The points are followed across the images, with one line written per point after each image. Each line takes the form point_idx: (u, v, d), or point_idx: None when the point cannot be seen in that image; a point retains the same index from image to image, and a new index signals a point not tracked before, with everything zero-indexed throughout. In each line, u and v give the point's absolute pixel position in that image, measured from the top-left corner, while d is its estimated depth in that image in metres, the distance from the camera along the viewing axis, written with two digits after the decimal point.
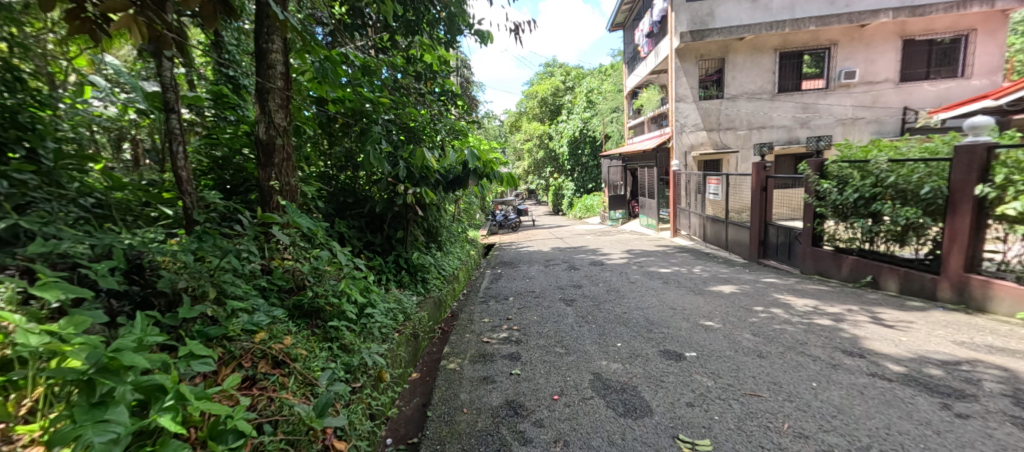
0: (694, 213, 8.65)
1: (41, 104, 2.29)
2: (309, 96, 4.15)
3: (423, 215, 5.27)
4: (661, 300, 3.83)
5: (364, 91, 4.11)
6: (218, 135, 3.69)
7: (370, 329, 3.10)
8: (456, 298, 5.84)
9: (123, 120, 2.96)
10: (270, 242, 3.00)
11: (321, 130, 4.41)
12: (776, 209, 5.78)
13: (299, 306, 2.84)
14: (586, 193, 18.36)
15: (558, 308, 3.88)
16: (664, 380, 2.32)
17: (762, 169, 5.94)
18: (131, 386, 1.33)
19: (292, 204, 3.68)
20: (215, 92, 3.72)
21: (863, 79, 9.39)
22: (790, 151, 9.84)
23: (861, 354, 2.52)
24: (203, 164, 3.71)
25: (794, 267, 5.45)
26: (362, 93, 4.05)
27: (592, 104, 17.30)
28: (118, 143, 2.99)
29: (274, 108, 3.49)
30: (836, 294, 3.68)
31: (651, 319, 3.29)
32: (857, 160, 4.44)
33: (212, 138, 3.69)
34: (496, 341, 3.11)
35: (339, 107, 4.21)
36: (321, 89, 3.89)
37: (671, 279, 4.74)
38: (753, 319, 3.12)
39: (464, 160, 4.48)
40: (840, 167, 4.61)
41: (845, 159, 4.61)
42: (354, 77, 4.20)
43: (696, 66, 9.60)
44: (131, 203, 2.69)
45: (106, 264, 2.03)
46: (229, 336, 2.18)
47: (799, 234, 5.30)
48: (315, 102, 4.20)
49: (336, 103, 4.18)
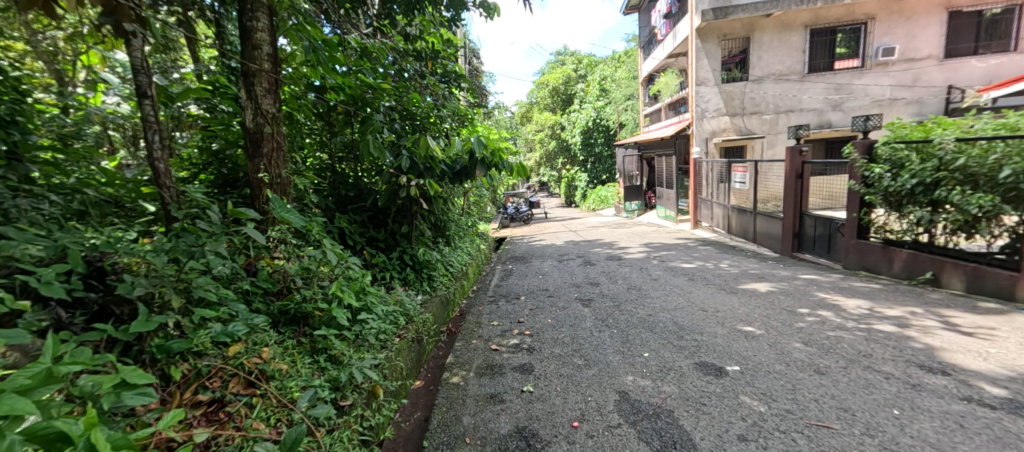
0: (716, 203, 8.17)
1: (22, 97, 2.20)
2: (308, 83, 3.86)
3: (430, 208, 4.94)
4: (689, 300, 3.44)
5: (366, 77, 3.88)
6: (216, 129, 3.46)
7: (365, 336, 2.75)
8: (465, 296, 5.50)
9: (133, 117, 2.80)
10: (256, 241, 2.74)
11: (320, 121, 4.17)
12: (811, 198, 5.34)
13: (284, 312, 2.55)
14: (600, 184, 17.90)
15: (574, 309, 3.51)
16: (704, 403, 1.95)
17: (797, 155, 5.44)
18: (21, 436, 0.99)
19: (283, 198, 3.39)
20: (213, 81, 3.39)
21: (903, 56, 8.75)
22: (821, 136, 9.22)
23: (946, 372, 2.12)
24: (198, 157, 3.49)
25: (833, 262, 5.00)
26: (364, 80, 3.80)
27: (605, 92, 16.81)
28: (132, 140, 2.83)
29: (260, 93, 3.19)
30: (894, 294, 3.23)
31: (680, 323, 2.92)
32: (916, 140, 3.94)
33: (209, 130, 3.44)
34: (505, 349, 2.77)
35: (338, 95, 3.94)
36: (317, 74, 3.60)
37: (698, 276, 4.32)
38: (799, 324, 2.71)
39: (471, 148, 4.15)
40: (893, 148, 4.12)
41: (899, 139, 4.12)
42: (355, 64, 3.89)
43: (718, 46, 9.05)
44: (123, 199, 2.53)
45: (55, 268, 1.76)
46: (196, 351, 1.92)
47: (841, 226, 4.81)
48: (314, 90, 3.93)
49: (335, 90, 3.92)
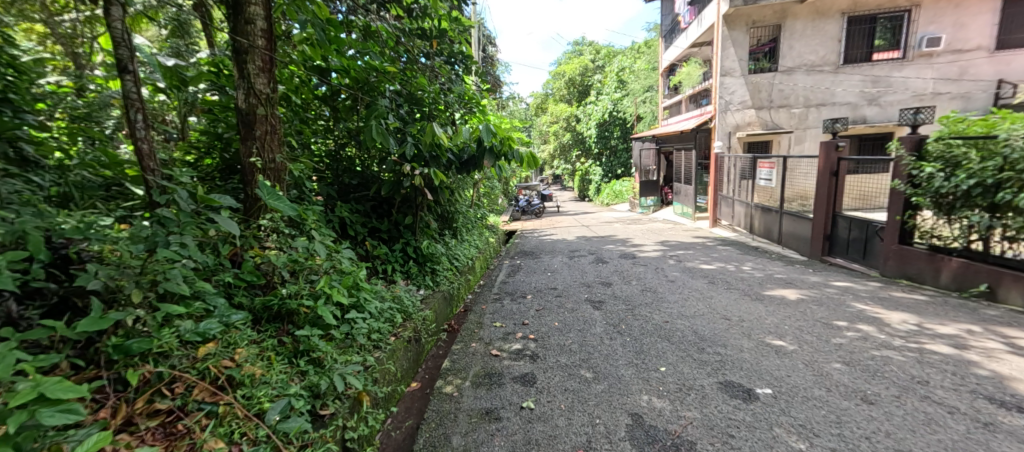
0: (738, 201, 7.78)
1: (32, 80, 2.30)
2: (312, 67, 3.68)
3: (436, 198, 4.69)
4: (711, 307, 3.14)
5: (371, 60, 3.68)
6: (218, 112, 3.28)
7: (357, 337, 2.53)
8: (470, 292, 5.26)
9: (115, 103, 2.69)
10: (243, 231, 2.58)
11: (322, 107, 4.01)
12: (847, 198, 4.97)
13: (267, 308, 2.35)
14: (615, 178, 17.46)
15: (583, 312, 3.26)
16: (731, 435, 1.69)
17: (832, 150, 5.08)
18: None
19: (278, 185, 3.17)
20: (216, 63, 3.25)
21: (949, 47, 8.19)
22: (856, 132, 8.72)
23: (1022, 407, 1.81)
24: (203, 142, 3.26)
25: (869, 269, 4.63)
26: (369, 63, 3.61)
27: (624, 84, 16.37)
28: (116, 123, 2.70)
29: (253, 72, 2.98)
30: (946, 308, 2.88)
31: (700, 333, 2.64)
32: (976, 136, 3.55)
33: (213, 113, 3.27)
34: (506, 356, 2.53)
35: (342, 77, 3.74)
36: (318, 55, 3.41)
37: (719, 279, 4.01)
38: (838, 340, 2.41)
39: (479, 136, 3.91)
40: (949, 144, 3.73)
41: (956, 134, 3.73)
42: (362, 48, 3.76)
43: (746, 35, 8.59)
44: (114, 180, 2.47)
45: (13, 255, 1.55)
46: (162, 352, 1.74)
47: (881, 230, 4.44)
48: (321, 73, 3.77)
49: (341, 75, 3.75)
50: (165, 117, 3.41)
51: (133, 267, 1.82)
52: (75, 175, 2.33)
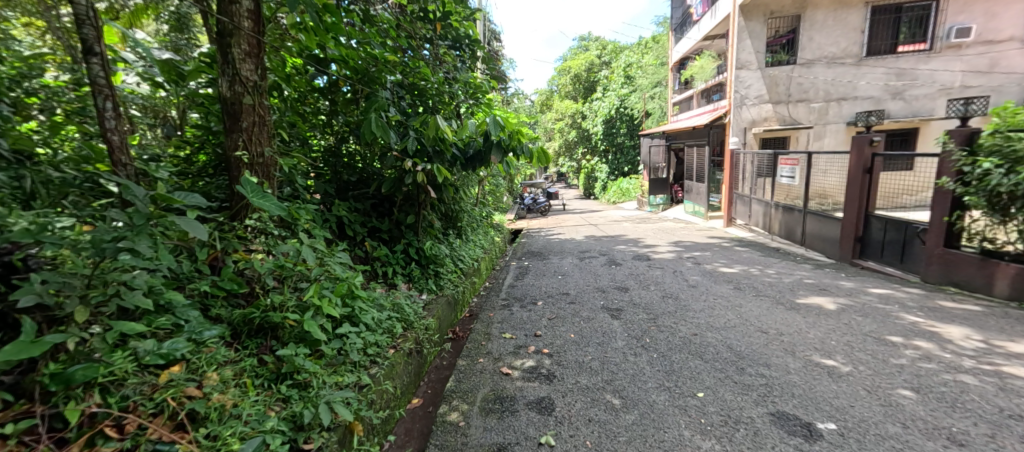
0: (755, 199, 7.46)
1: (23, 73, 2.14)
2: (308, 55, 3.40)
3: (440, 196, 4.40)
4: (743, 317, 2.87)
5: (373, 49, 3.39)
6: (210, 104, 2.93)
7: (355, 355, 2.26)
8: (475, 295, 4.97)
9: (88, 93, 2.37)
10: (226, 232, 2.33)
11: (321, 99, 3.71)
12: (884, 197, 4.67)
13: (249, 321, 2.07)
14: (622, 176, 17.10)
15: (601, 322, 2.97)
16: None
17: (866, 145, 4.78)
18: None
19: (266, 183, 2.87)
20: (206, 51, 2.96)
21: (980, 38, 7.85)
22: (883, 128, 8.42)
23: None
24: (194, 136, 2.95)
25: (909, 273, 4.34)
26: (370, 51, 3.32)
27: (631, 79, 16.04)
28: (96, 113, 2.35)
29: (237, 57, 2.69)
30: (1009, 320, 2.61)
31: (736, 348, 2.38)
32: None
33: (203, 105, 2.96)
34: (519, 375, 2.26)
35: (342, 69, 3.48)
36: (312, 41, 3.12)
37: (746, 284, 3.74)
38: (898, 360, 2.20)
39: (486, 130, 3.62)
40: (1006, 138, 3.43)
41: (1015, 127, 3.43)
42: (363, 36, 3.47)
43: (763, 26, 8.31)
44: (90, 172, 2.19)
45: None
46: (118, 381, 1.49)
47: (923, 232, 4.14)
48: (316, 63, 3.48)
49: (339, 65, 3.47)
50: (167, 113, 3.06)
51: (78, 274, 1.52)
52: (36, 173, 1.88)
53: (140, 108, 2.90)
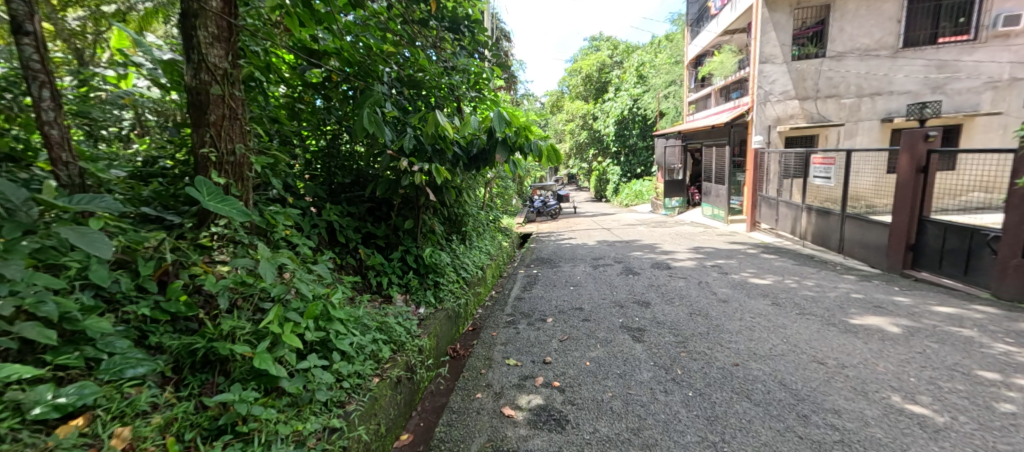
0: (782, 201, 6.96)
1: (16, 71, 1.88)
2: (297, 44, 3.05)
3: (441, 199, 4.03)
4: (793, 344, 2.47)
5: (371, 41, 3.09)
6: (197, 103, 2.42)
7: (332, 396, 1.88)
8: (479, 307, 4.58)
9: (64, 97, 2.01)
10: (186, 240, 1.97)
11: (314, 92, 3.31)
12: (943, 199, 4.16)
13: (194, 352, 1.68)
14: (635, 178, 16.59)
15: (621, 345, 2.56)
16: None
17: (920, 141, 4.26)
18: None
19: (236, 187, 2.39)
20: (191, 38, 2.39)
21: None
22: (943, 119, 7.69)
23: None
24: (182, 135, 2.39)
25: (975, 287, 3.87)
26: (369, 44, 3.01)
27: (644, 79, 15.58)
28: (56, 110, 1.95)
29: (203, 41, 2.24)
30: None
31: (790, 386, 2.02)
32: None
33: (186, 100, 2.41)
34: (524, 419, 1.87)
35: (335, 61, 3.13)
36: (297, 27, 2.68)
37: (784, 299, 3.32)
38: (1006, 407, 1.84)
39: (489, 125, 3.24)
40: None
41: None
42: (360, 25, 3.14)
43: (789, 17, 7.86)
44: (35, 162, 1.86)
45: None
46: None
47: (997, 240, 3.63)
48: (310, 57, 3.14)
49: (331, 57, 3.10)
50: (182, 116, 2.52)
51: None
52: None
53: (153, 113, 2.41)
